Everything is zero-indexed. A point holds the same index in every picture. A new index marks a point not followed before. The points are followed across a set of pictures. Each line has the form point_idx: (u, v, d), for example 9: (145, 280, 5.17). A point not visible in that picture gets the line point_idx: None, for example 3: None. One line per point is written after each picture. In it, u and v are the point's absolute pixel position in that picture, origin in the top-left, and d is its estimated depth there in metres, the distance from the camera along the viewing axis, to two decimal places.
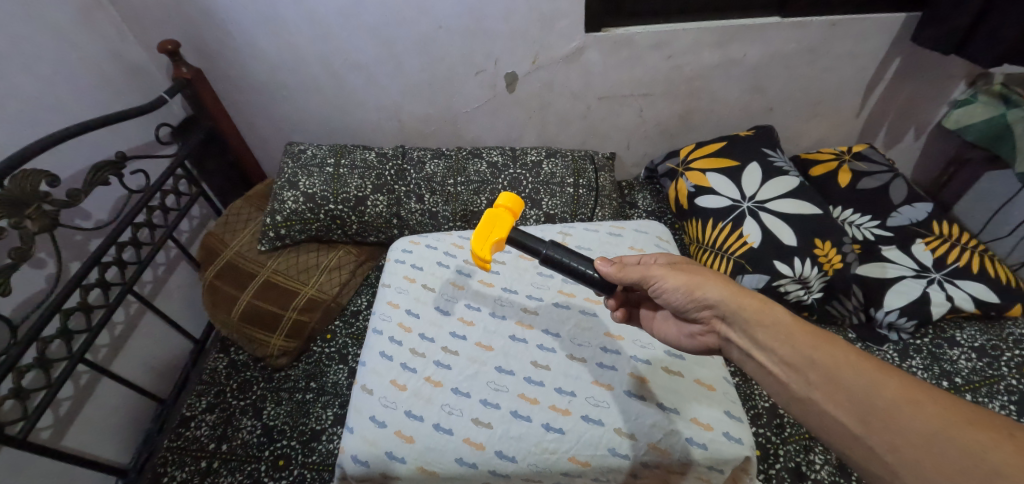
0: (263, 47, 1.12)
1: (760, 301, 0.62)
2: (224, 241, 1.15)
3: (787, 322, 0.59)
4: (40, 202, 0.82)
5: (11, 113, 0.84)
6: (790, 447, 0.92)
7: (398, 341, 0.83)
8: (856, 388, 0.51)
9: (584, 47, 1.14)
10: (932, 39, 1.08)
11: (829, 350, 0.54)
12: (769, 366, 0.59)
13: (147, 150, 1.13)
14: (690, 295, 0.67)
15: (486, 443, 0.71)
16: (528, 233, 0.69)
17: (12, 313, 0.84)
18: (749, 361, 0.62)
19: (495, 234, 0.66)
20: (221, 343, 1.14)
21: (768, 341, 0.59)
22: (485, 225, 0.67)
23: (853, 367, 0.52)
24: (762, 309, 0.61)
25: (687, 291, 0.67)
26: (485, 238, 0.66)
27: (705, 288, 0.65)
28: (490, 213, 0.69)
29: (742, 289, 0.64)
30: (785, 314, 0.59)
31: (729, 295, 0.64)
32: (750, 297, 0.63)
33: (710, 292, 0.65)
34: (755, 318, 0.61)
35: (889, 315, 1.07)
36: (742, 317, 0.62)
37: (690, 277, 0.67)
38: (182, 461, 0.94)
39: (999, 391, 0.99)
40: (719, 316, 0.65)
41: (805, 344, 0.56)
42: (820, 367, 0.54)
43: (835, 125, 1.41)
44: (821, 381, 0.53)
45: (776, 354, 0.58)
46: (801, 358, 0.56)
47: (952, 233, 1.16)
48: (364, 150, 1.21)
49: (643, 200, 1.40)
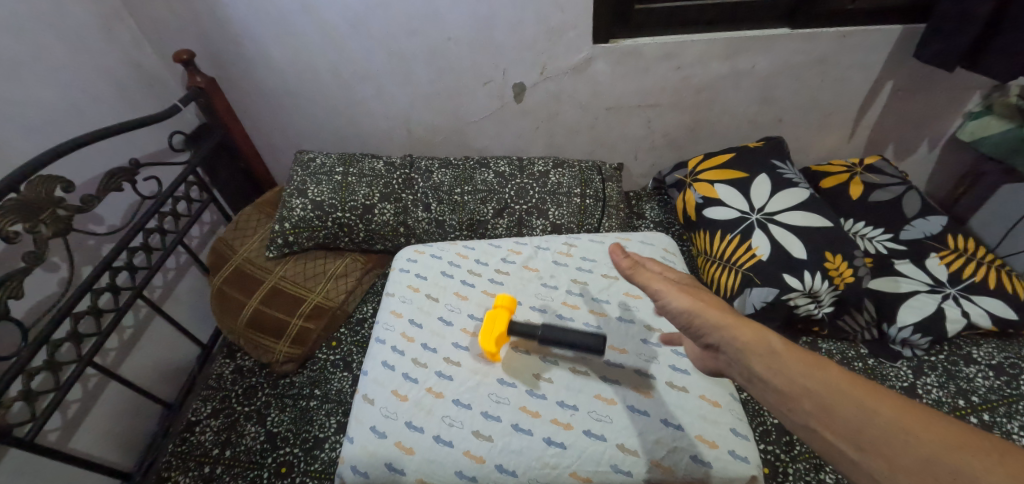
0: (275, 58, 1.15)
1: (755, 331, 0.60)
2: (234, 247, 1.16)
3: (781, 351, 0.56)
4: (55, 207, 0.84)
5: (30, 121, 0.86)
6: (801, 465, 0.90)
7: (400, 351, 0.83)
8: (850, 415, 0.49)
9: (592, 58, 1.14)
10: (936, 55, 1.06)
11: (824, 377, 0.53)
12: (765, 394, 0.56)
13: (160, 157, 1.15)
14: (690, 322, 0.66)
15: (486, 457, 0.71)
16: (525, 323, 0.79)
17: (26, 315, 0.85)
18: (751, 385, 0.58)
19: (495, 328, 0.77)
20: (228, 348, 1.14)
21: (763, 372, 0.56)
22: (488, 322, 0.79)
23: (845, 394, 0.51)
24: (755, 339, 0.59)
25: (688, 317, 0.66)
26: (489, 333, 0.78)
27: (706, 317, 0.64)
28: (491, 312, 0.81)
29: (738, 319, 0.62)
30: (779, 343, 0.57)
31: (725, 324, 0.62)
32: (744, 327, 0.61)
33: (708, 321, 0.64)
34: (749, 348, 0.59)
35: (902, 332, 1.04)
36: (737, 347, 0.60)
37: (693, 303, 0.66)
38: (187, 466, 0.95)
39: (1017, 412, 0.96)
40: (715, 347, 0.63)
41: (797, 371, 0.54)
42: (816, 396, 0.52)
43: (845, 137, 1.40)
44: (815, 410, 0.51)
45: (770, 384, 0.55)
46: (794, 386, 0.53)
47: (968, 246, 1.14)
48: (373, 159, 1.22)
49: (651, 211, 1.38)
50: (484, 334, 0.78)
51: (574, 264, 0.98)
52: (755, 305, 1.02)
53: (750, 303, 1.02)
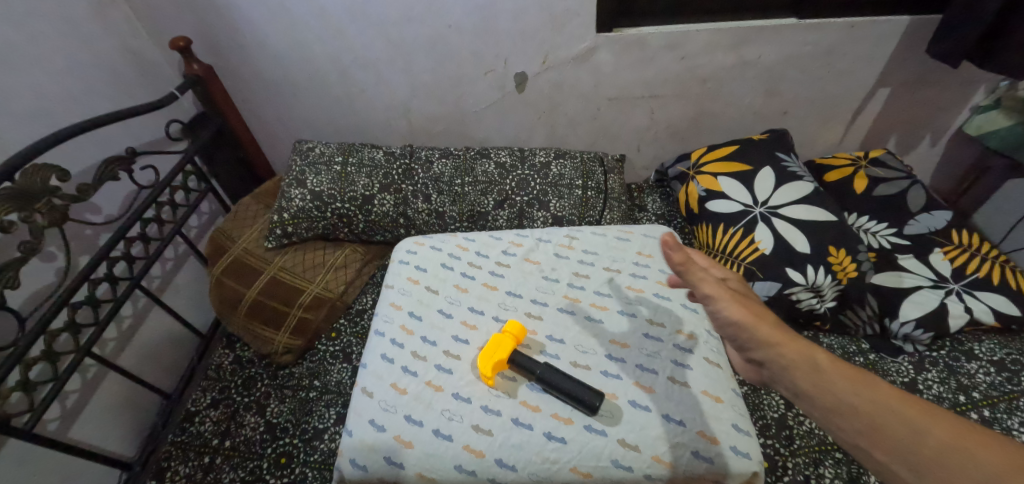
0: (272, 45, 1.13)
1: (801, 346, 0.59)
2: (231, 238, 1.15)
3: (825, 367, 0.56)
4: (50, 196, 0.83)
5: (25, 108, 0.85)
6: (800, 459, 0.90)
7: (399, 343, 0.82)
8: (901, 436, 0.49)
9: (595, 47, 1.12)
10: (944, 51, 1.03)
11: (874, 397, 0.52)
12: (811, 411, 0.56)
13: (157, 146, 1.14)
14: (739, 332, 0.64)
15: (485, 451, 0.70)
16: (526, 354, 0.76)
17: (22, 306, 0.85)
18: (796, 400, 0.57)
19: (496, 356, 0.76)
20: (227, 339, 1.14)
21: (808, 389, 0.56)
22: (490, 347, 0.77)
23: (894, 412, 0.50)
24: (800, 356, 0.58)
25: (738, 328, 0.64)
26: (488, 359, 0.76)
27: (756, 329, 0.62)
28: (495, 338, 0.79)
29: (787, 335, 0.61)
30: (826, 360, 0.56)
31: (774, 342, 0.61)
32: (790, 344, 0.60)
33: (756, 337, 0.62)
34: (794, 365, 0.58)
35: (904, 327, 1.04)
36: (781, 363, 0.59)
37: (745, 315, 0.64)
38: (187, 456, 0.95)
39: (1018, 408, 0.95)
40: (759, 362, 0.63)
41: (844, 390, 0.53)
42: (865, 415, 0.51)
43: (851, 129, 1.38)
44: (866, 431, 0.51)
45: (815, 401, 0.55)
46: (843, 404, 0.53)
47: (972, 242, 1.13)
48: (372, 149, 1.21)
49: (653, 204, 1.37)
50: (482, 358, 0.76)
51: (575, 257, 0.97)
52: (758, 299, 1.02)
53: None
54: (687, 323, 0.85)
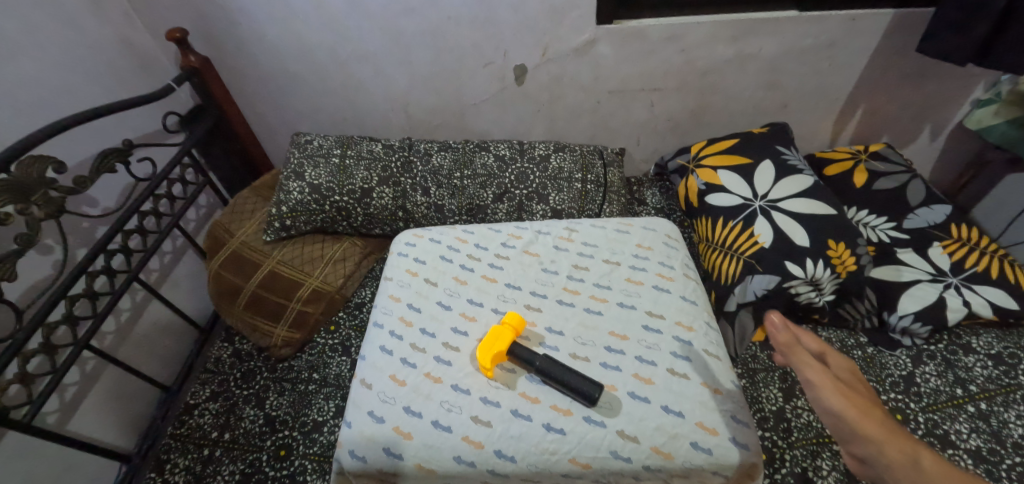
0: (270, 36, 1.12)
1: (908, 448, 0.55)
2: (230, 230, 1.14)
3: (932, 473, 0.53)
4: (46, 188, 0.82)
5: (20, 100, 0.84)
6: (797, 451, 0.91)
7: (399, 335, 0.82)
8: None
9: (595, 39, 1.11)
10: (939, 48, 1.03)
11: None
12: None
13: (154, 138, 1.13)
14: (840, 425, 0.60)
15: (485, 442, 0.70)
16: (525, 345, 0.76)
17: (19, 299, 0.84)
18: None
19: (496, 347, 0.75)
20: (226, 332, 1.14)
21: None
22: (489, 338, 0.77)
23: None
24: (905, 459, 0.55)
25: (838, 420, 0.60)
26: (488, 351, 0.76)
27: (863, 426, 0.58)
28: (494, 329, 0.79)
29: (894, 434, 0.57)
30: (933, 465, 0.53)
31: (879, 438, 0.57)
32: (896, 445, 0.56)
33: (862, 432, 0.58)
34: (898, 467, 0.55)
35: (902, 320, 1.04)
36: (886, 464, 0.55)
37: (852, 406, 0.60)
38: (187, 448, 0.95)
39: (1015, 401, 0.96)
40: (858, 459, 0.58)
41: None
42: None
43: (851, 123, 1.37)
44: None
45: None
46: None
47: (971, 236, 1.13)
48: (371, 142, 1.21)
49: (652, 197, 1.36)
50: (481, 350, 0.76)
51: (575, 249, 0.97)
52: (756, 292, 1.01)
53: (751, 291, 1.01)
54: (686, 315, 0.85)
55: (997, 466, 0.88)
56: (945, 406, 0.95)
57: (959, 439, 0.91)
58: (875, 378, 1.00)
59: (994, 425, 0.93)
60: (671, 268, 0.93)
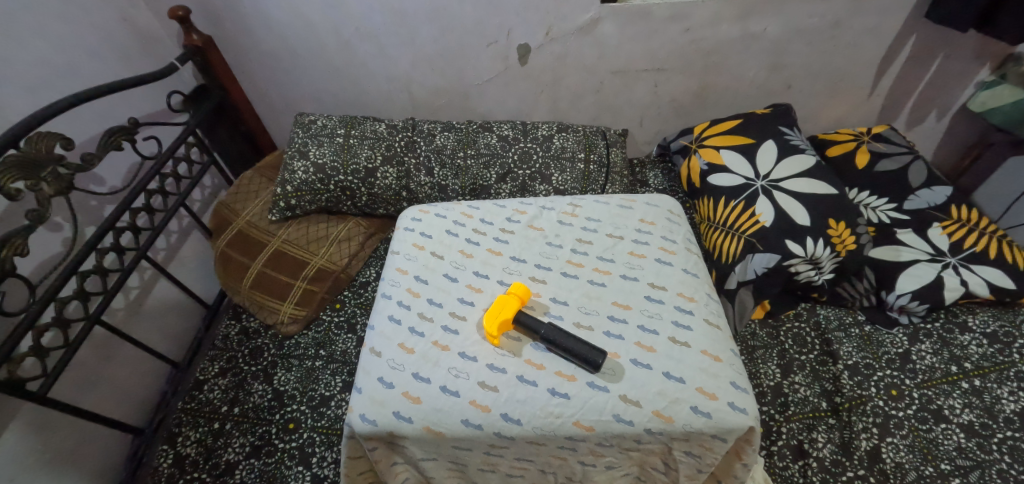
0: (272, 15, 1.11)
1: None
2: (236, 210, 1.16)
3: None
4: (55, 164, 0.83)
5: (24, 76, 0.84)
6: (793, 425, 0.94)
7: (406, 305, 0.84)
8: None
9: (598, 19, 1.11)
10: None
11: None
12: None
13: (159, 117, 1.13)
14: None
15: (492, 406, 0.72)
16: (531, 315, 0.78)
17: (31, 274, 0.86)
18: None
19: (501, 315, 0.77)
20: (234, 309, 1.16)
21: None
22: (495, 308, 0.78)
23: None
24: None
25: None
26: (495, 319, 0.77)
27: None
28: (500, 298, 0.80)
29: None
30: None
31: None
32: None
33: None
34: None
35: (900, 299, 1.06)
36: None
37: None
38: (198, 422, 0.97)
39: (1008, 378, 0.98)
40: None
41: None
42: None
43: (856, 103, 1.37)
44: None
45: None
46: None
47: (970, 217, 1.13)
48: (374, 122, 1.21)
49: (655, 179, 1.37)
50: (487, 319, 0.77)
51: (578, 224, 0.98)
52: (756, 271, 1.02)
53: (751, 269, 1.03)
54: (687, 287, 0.87)
55: (987, 440, 0.91)
56: (939, 383, 0.97)
57: (952, 414, 0.94)
58: (872, 355, 1.02)
59: (987, 401, 0.95)
60: (673, 243, 0.94)
